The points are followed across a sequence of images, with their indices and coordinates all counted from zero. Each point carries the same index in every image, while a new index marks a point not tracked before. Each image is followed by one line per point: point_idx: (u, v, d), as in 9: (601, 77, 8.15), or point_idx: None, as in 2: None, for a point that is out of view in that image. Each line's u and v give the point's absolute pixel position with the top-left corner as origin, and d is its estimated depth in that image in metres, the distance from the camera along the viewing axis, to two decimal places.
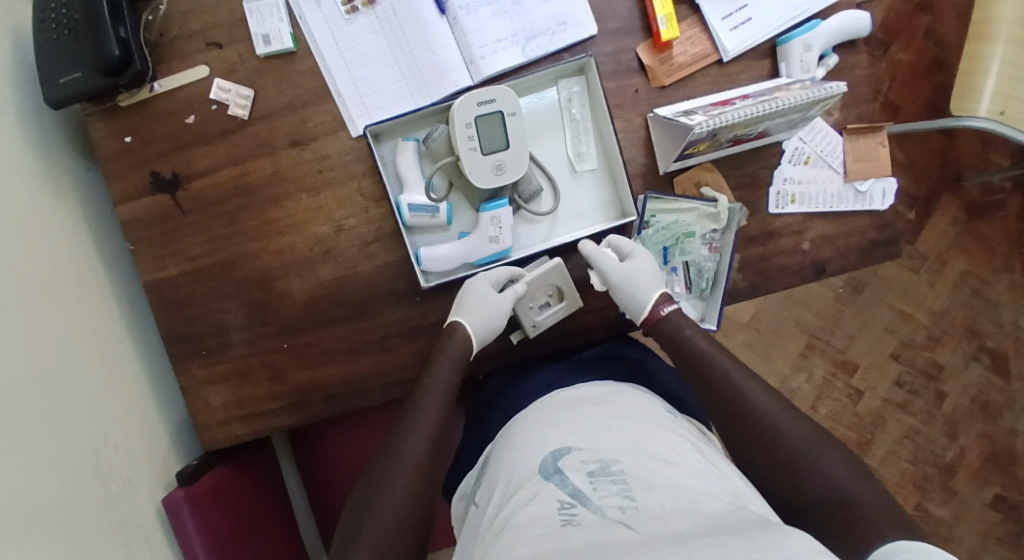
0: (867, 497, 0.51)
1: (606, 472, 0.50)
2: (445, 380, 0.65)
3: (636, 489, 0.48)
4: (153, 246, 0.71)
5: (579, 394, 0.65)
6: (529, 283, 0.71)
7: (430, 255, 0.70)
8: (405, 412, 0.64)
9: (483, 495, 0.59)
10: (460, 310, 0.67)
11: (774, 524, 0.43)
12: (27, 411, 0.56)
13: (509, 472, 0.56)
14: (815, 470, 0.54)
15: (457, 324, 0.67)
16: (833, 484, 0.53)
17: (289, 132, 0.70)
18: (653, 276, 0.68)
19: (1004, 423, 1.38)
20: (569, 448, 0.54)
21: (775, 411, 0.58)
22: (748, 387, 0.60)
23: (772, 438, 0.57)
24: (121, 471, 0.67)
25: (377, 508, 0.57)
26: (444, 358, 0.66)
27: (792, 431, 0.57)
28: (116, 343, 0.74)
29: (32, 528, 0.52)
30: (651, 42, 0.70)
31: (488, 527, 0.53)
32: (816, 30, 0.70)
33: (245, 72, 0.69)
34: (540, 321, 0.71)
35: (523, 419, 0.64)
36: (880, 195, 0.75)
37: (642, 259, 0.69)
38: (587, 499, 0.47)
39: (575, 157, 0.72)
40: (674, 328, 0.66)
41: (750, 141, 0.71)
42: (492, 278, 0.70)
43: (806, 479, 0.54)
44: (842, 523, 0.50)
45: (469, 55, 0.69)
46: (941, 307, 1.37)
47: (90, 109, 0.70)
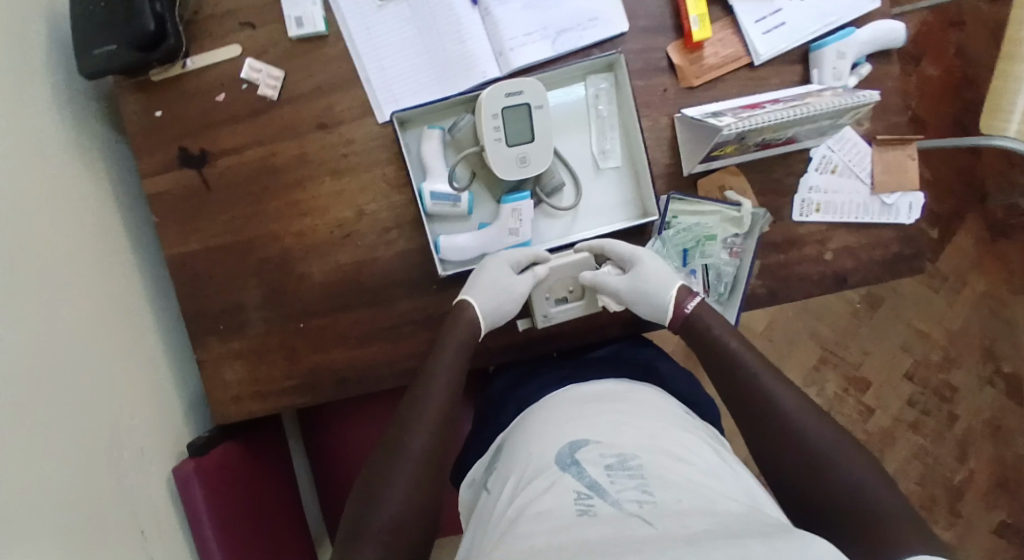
0: (894, 511, 0.50)
1: (623, 466, 0.50)
2: (448, 377, 0.64)
3: (654, 486, 0.48)
4: (177, 221, 0.72)
5: (594, 390, 0.65)
6: (550, 269, 0.70)
7: (450, 243, 0.71)
8: (405, 411, 0.63)
9: (496, 483, 0.60)
10: (471, 290, 0.67)
11: (792, 530, 0.43)
12: (46, 375, 0.57)
13: (524, 462, 0.56)
14: (838, 479, 0.53)
15: (467, 304, 0.67)
16: (857, 493, 0.52)
17: (316, 115, 0.70)
18: (659, 276, 0.68)
19: (1018, 450, 1.36)
20: (587, 442, 0.54)
21: (805, 418, 0.57)
22: (776, 387, 0.59)
23: (798, 445, 0.56)
24: (133, 441, 0.68)
25: (384, 502, 0.56)
26: (447, 354, 0.65)
27: (819, 436, 0.56)
28: (136, 315, 0.74)
29: (45, 491, 0.53)
30: (682, 43, 0.70)
31: (501, 514, 0.53)
32: (850, 38, 0.69)
33: (275, 53, 0.70)
34: (552, 312, 0.71)
35: (539, 412, 0.65)
36: (906, 208, 0.74)
37: (643, 262, 0.68)
38: (604, 492, 0.47)
39: (599, 154, 0.72)
40: (700, 322, 0.66)
41: (777, 146, 0.70)
42: (511, 258, 0.69)
43: (830, 487, 0.53)
44: (868, 537, 0.49)
45: (498, 46, 0.69)
46: (959, 327, 1.35)
47: (122, 83, 0.70)
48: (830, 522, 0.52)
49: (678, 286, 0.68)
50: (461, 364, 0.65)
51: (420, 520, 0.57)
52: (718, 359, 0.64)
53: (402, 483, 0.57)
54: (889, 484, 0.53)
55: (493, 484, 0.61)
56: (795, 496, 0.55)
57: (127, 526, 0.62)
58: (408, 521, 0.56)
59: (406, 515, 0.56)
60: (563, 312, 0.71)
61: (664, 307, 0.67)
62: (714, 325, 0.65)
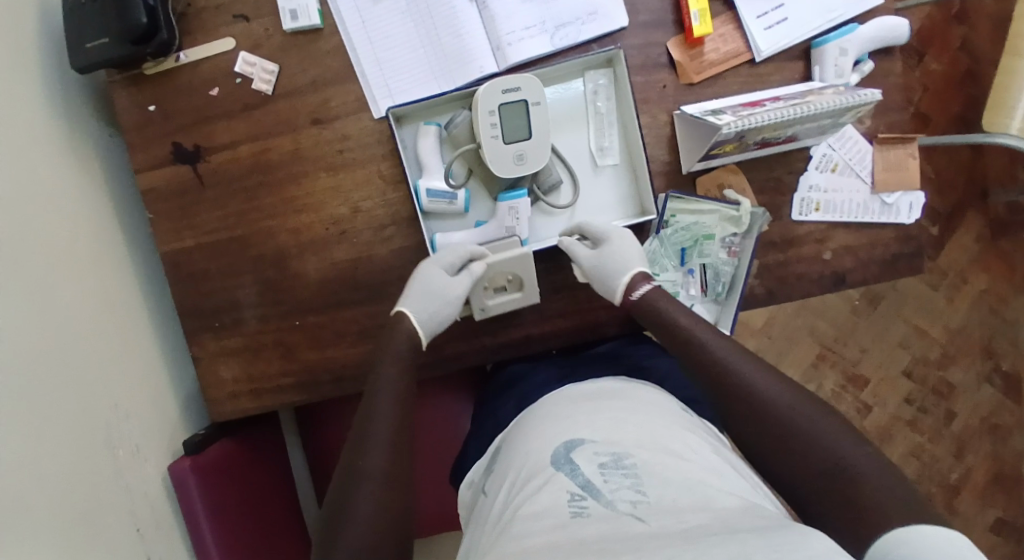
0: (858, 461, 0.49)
1: (618, 465, 0.50)
2: (386, 384, 0.62)
3: (648, 484, 0.47)
4: (171, 217, 0.71)
5: (587, 392, 0.65)
6: (488, 264, 0.69)
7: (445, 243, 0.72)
8: (356, 429, 0.60)
9: (492, 485, 0.60)
10: (407, 300, 0.66)
11: (789, 523, 0.42)
12: (40, 374, 0.57)
13: (520, 462, 0.56)
14: (802, 440, 0.52)
15: (403, 315, 0.66)
16: (821, 448, 0.50)
17: (311, 110, 0.69)
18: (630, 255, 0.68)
19: (1013, 447, 1.36)
20: (583, 441, 0.54)
21: (763, 381, 0.56)
22: (730, 355, 0.59)
23: (758, 411, 0.55)
24: (129, 439, 0.68)
25: (355, 517, 0.53)
26: (390, 367, 0.63)
27: (777, 395, 0.55)
28: (131, 311, 0.74)
29: (38, 489, 0.53)
30: (683, 38, 0.69)
31: (498, 516, 0.53)
32: (852, 34, 0.68)
33: (269, 47, 0.69)
34: (490, 305, 0.70)
35: (536, 411, 0.65)
36: (906, 208, 0.73)
37: (614, 239, 0.68)
38: (598, 492, 0.47)
39: (597, 151, 0.71)
40: (652, 307, 0.65)
41: (778, 144, 0.69)
42: (445, 260, 0.69)
43: (798, 450, 0.52)
44: (841, 499, 0.47)
45: (496, 41, 0.68)
46: (957, 324, 1.34)
47: (115, 76, 0.69)
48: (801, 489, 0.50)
49: (641, 270, 0.67)
50: (404, 364, 0.64)
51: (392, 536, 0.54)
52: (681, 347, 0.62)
53: (368, 498, 0.54)
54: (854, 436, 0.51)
55: (490, 486, 0.61)
56: (768, 469, 0.54)
57: (122, 522, 0.63)
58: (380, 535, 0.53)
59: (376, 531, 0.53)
60: (500, 304, 0.70)
61: (619, 281, 0.66)
62: (663, 303, 0.65)
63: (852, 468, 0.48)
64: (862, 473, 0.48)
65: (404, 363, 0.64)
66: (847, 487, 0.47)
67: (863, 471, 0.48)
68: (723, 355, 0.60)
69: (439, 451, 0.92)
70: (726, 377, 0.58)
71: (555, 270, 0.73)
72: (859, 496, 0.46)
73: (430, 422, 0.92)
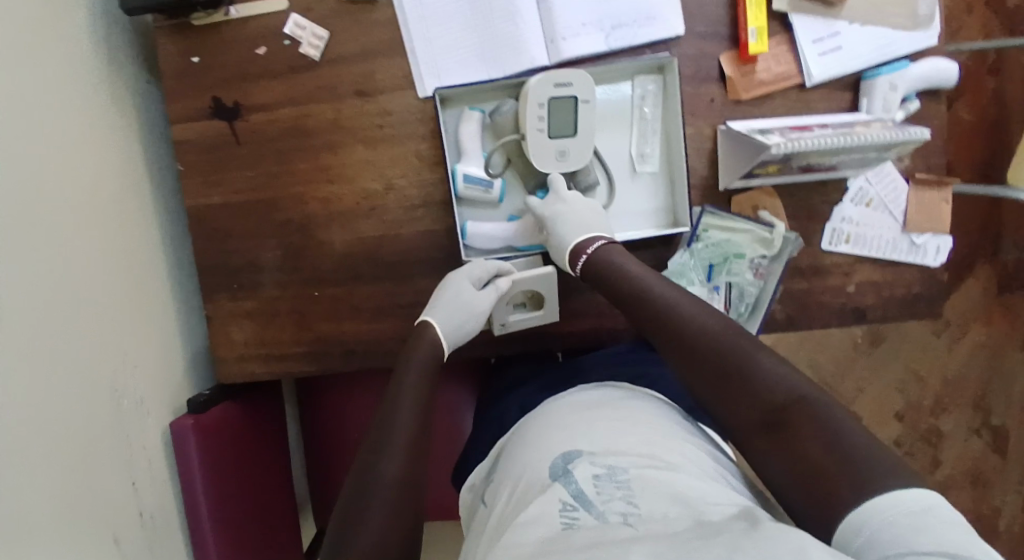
0: (799, 399, 0.47)
1: (613, 478, 0.49)
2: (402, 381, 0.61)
3: (641, 498, 0.47)
4: (201, 172, 0.70)
5: (590, 401, 0.64)
6: (513, 281, 0.71)
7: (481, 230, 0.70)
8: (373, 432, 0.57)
9: (492, 495, 0.60)
10: (436, 310, 0.67)
11: (760, 519, 0.42)
12: (54, 315, 0.56)
13: (521, 472, 0.56)
14: (744, 384, 0.51)
15: (429, 324, 0.67)
16: (763, 392, 0.49)
17: (356, 81, 0.69)
18: (568, 231, 0.67)
19: (993, 499, 1.37)
20: (580, 452, 0.53)
21: (700, 322, 0.56)
22: (673, 301, 0.59)
23: (698, 358, 0.55)
24: (134, 390, 0.67)
25: (364, 520, 0.50)
26: (406, 366, 0.63)
27: (713, 339, 0.55)
28: (149, 261, 0.73)
29: (41, 432, 0.52)
30: (737, 53, 0.69)
31: (495, 527, 0.53)
32: (903, 71, 0.69)
33: (322, 12, 0.68)
34: (510, 323, 0.72)
35: (538, 419, 0.64)
36: (934, 250, 0.73)
37: (557, 220, 0.67)
38: (589, 503, 0.47)
39: (637, 156, 0.71)
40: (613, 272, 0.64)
41: (818, 172, 0.69)
42: (473, 274, 0.69)
43: (741, 401, 0.51)
44: (791, 461, 0.45)
45: (551, 33, 0.67)
46: (954, 373, 1.36)
47: (161, 23, 0.68)
48: (756, 448, 0.49)
49: (579, 243, 0.67)
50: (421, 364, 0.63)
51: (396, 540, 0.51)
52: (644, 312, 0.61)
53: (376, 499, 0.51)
54: (793, 372, 0.50)
55: (489, 496, 0.60)
56: (759, 459, 0.49)
57: (118, 475, 0.62)
58: (385, 537, 0.50)
59: (385, 535, 0.50)
60: (521, 321, 0.72)
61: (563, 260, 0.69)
62: (616, 258, 0.65)
63: (796, 409, 0.47)
64: (808, 411, 0.46)
65: (423, 365, 0.63)
66: (793, 437, 0.46)
67: (810, 408, 0.46)
68: (687, 322, 0.58)
69: (436, 440, 0.92)
70: (667, 325, 0.58)
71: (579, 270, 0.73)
72: (802, 449, 0.45)
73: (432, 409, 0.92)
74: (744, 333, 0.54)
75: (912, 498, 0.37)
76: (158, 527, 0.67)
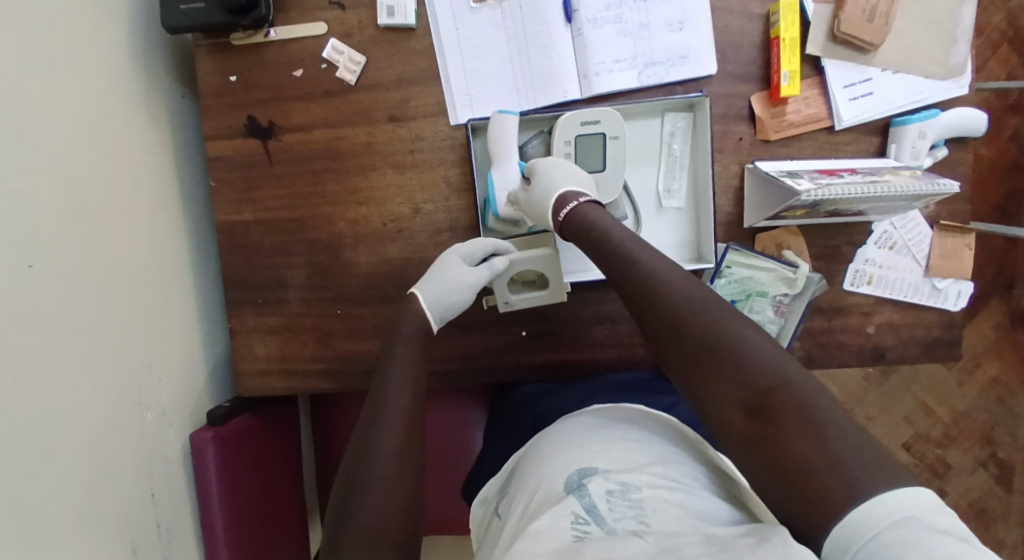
0: (807, 406, 0.44)
1: (626, 495, 0.49)
2: (402, 375, 0.60)
3: (653, 516, 0.47)
4: (233, 188, 0.71)
5: (603, 418, 0.63)
6: (511, 261, 0.69)
7: (497, 123, 0.67)
8: (362, 423, 0.57)
9: (505, 509, 0.60)
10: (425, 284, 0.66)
11: (769, 534, 0.42)
12: (86, 330, 0.57)
13: (536, 485, 0.56)
14: (732, 372, 0.48)
15: (415, 296, 0.66)
16: (778, 400, 0.45)
17: (390, 107, 0.69)
18: (562, 176, 0.64)
19: (997, 534, 1.37)
20: (595, 467, 0.53)
21: (690, 303, 0.53)
22: (663, 276, 0.55)
23: (688, 342, 0.52)
24: (158, 402, 0.68)
25: (361, 505, 0.51)
26: (397, 359, 0.61)
27: (704, 323, 0.51)
28: (178, 272, 0.74)
29: (64, 445, 0.53)
30: (768, 95, 0.69)
31: (508, 537, 0.53)
32: (934, 119, 0.69)
33: (360, 38, 0.69)
34: (514, 300, 0.70)
35: (553, 434, 0.64)
36: (954, 295, 0.73)
37: (546, 166, 0.66)
38: (601, 519, 0.47)
39: (664, 191, 0.72)
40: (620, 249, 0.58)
41: (846, 215, 0.70)
42: (465, 252, 0.68)
43: (726, 389, 0.48)
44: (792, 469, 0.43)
45: (584, 69, 0.69)
46: (963, 407, 1.35)
47: (201, 41, 0.70)
48: (735, 432, 0.47)
49: (569, 190, 0.63)
50: (418, 354, 0.62)
51: (398, 534, 0.51)
52: (654, 302, 0.55)
53: (375, 488, 0.52)
54: (786, 364, 0.47)
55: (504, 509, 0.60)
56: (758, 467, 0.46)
57: (139, 485, 0.63)
58: (385, 529, 0.51)
59: (381, 525, 0.51)
60: (524, 300, 0.70)
61: (547, 205, 0.63)
62: (600, 221, 0.61)
63: (786, 397, 0.45)
64: (797, 400, 0.45)
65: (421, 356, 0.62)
66: (781, 429, 0.44)
67: (799, 396, 0.45)
68: (702, 315, 0.52)
69: (448, 462, 0.92)
70: (651, 300, 0.55)
71: (602, 300, 0.73)
72: (789, 442, 0.43)
73: (445, 427, 0.92)
74: (735, 319, 0.51)
75: (899, 503, 0.37)
76: (175, 536, 0.67)
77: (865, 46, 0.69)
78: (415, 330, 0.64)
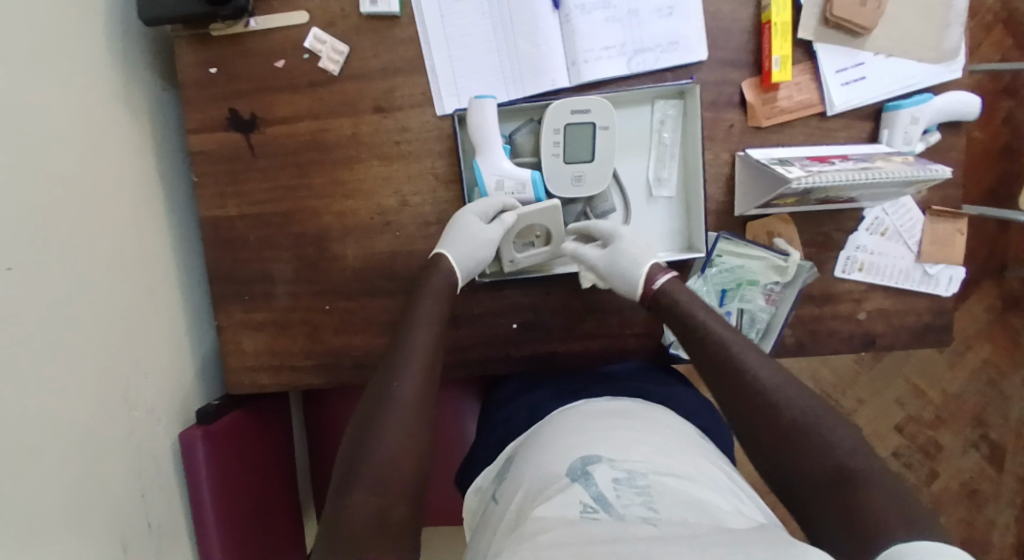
0: (869, 467, 0.49)
1: (632, 483, 0.49)
2: (421, 347, 0.59)
3: (659, 503, 0.47)
4: (216, 182, 0.70)
5: (606, 408, 0.63)
6: (519, 216, 0.68)
7: (476, 110, 0.65)
8: (370, 396, 0.57)
9: (503, 493, 0.60)
10: (454, 246, 0.65)
11: (780, 534, 0.45)
12: (69, 331, 0.56)
13: (535, 473, 0.55)
14: (800, 433, 0.52)
15: (443, 257, 0.65)
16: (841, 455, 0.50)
17: (374, 97, 0.68)
18: (642, 252, 0.68)
19: (986, 513, 1.39)
20: (599, 454, 0.53)
21: (775, 379, 0.56)
22: (747, 353, 0.58)
23: (765, 410, 0.55)
24: (146, 400, 0.67)
25: (372, 450, 0.52)
26: (416, 333, 0.60)
27: (791, 398, 0.54)
28: (164, 269, 0.73)
29: (52, 448, 0.53)
30: (759, 80, 0.68)
31: (507, 525, 0.53)
32: (927, 104, 0.68)
33: (343, 26, 0.67)
34: (520, 259, 0.71)
35: (556, 421, 0.64)
36: (945, 281, 0.73)
37: (627, 239, 0.68)
38: (609, 505, 0.47)
39: (654, 181, 0.71)
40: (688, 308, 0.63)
41: (836, 202, 0.69)
42: (482, 210, 0.66)
43: (806, 456, 0.51)
44: (850, 510, 0.46)
45: (572, 57, 0.67)
46: (954, 389, 1.36)
47: (180, 32, 0.68)
48: (802, 489, 0.50)
49: (657, 263, 0.67)
50: (436, 329, 0.61)
51: (410, 487, 0.52)
52: (720, 362, 0.59)
53: (391, 437, 0.53)
54: (864, 445, 0.51)
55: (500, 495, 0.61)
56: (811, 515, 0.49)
57: (129, 484, 0.62)
58: (398, 474, 0.52)
59: (391, 470, 0.52)
60: (527, 258, 0.70)
61: (637, 278, 0.66)
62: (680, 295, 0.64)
63: (861, 470, 0.49)
64: (857, 461, 0.49)
65: (439, 330, 0.62)
66: (855, 492, 0.47)
67: (878, 474, 0.48)
68: (769, 382, 0.56)
69: (443, 453, 0.92)
70: (733, 371, 0.58)
71: (593, 290, 0.73)
72: (866, 504, 0.46)
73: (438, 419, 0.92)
74: (821, 400, 0.55)
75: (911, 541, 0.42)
76: (166, 533, 0.67)
77: (858, 30, 0.67)
78: (432, 300, 0.63)
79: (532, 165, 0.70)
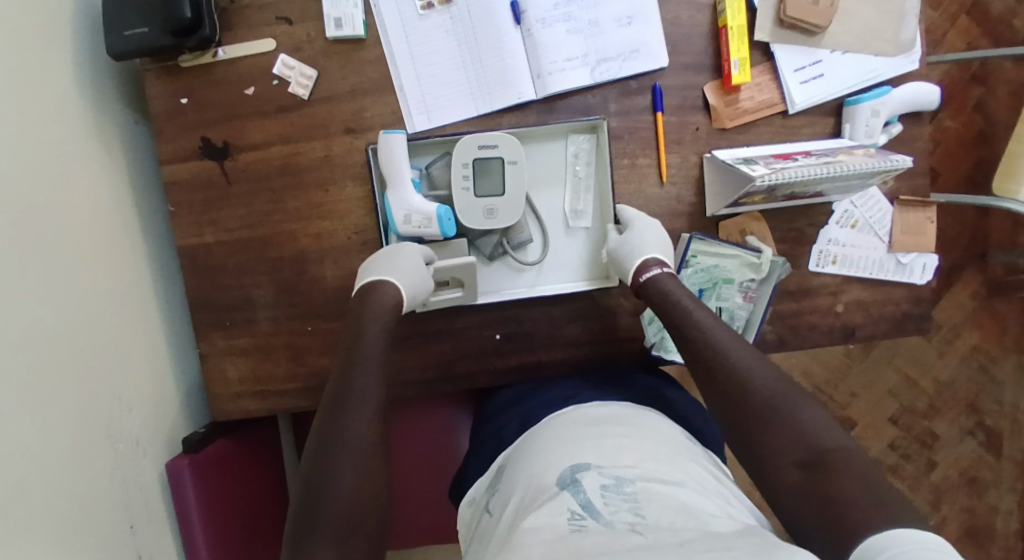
0: (851, 455, 0.49)
1: (620, 489, 0.49)
2: (370, 355, 0.60)
3: (647, 508, 0.47)
4: (192, 211, 0.70)
5: (579, 416, 0.63)
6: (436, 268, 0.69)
7: (385, 146, 0.66)
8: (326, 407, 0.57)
9: (497, 505, 0.60)
10: (392, 273, 0.64)
11: (767, 535, 0.45)
12: (49, 366, 0.56)
13: (527, 481, 0.55)
14: (781, 425, 0.52)
15: (384, 282, 0.63)
16: (823, 444, 0.50)
17: (345, 119, 0.69)
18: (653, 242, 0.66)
19: (989, 500, 1.38)
20: (588, 462, 0.53)
21: (747, 370, 0.57)
22: (730, 347, 0.59)
23: (736, 399, 0.56)
24: (130, 432, 0.67)
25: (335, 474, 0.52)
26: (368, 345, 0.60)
27: (765, 385, 0.55)
28: (142, 300, 0.73)
29: (40, 482, 0.52)
30: (720, 83, 0.70)
31: (498, 537, 0.53)
32: (887, 96, 0.69)
33: (311, 52, 0.68)
34: (432, 301, 0.70)
35: (541, 432, 0.64)
36: (919, 269, 0.74)
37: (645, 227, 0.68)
38: (597, 513, 0.47)
39: (571, 213, 0.74)
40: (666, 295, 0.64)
41: (803, 198, 0.71)
42: (410, 253, 0.67)
43: (784, 447, 0.51)
44: (833, 493, 0.46)
45: (537, 69, 0.69)
46: (947, 377, 1.37)
47: (149, 65, 0.69)
48: (777, 487, 0.50)
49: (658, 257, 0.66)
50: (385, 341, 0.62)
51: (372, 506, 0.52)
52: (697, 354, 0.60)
53: (350, 459, 0.53)
54: (838, 431, 0.52)
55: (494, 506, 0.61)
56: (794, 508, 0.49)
57: (117, 518, 0.62)
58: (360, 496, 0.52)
59: (352, 490, 0.52)
60: (441, 301, 0.70)
61: (630, 264, 0.66)
62: (673, 286, 0.65)
63: (842, 456, 0.49)
64: (845, 454, 0.49)
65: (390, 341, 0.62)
66: (833, 478, 0.47)
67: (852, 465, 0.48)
68: (755, 371, 0.57)
69: (436, 467, 0.91)
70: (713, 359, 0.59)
71: (571, 298, 0.73)
72: (838, 490, 0.46)
73: (429, 434, 0.92)
74: (794, 387, 0.55)
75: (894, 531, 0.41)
76: None
77: (814, 28, 0.69)
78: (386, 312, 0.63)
79: (445, 199, 0.70)
